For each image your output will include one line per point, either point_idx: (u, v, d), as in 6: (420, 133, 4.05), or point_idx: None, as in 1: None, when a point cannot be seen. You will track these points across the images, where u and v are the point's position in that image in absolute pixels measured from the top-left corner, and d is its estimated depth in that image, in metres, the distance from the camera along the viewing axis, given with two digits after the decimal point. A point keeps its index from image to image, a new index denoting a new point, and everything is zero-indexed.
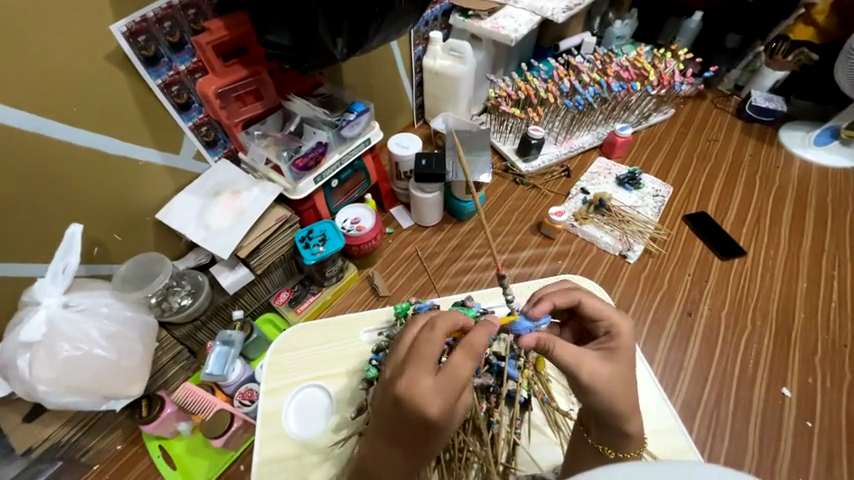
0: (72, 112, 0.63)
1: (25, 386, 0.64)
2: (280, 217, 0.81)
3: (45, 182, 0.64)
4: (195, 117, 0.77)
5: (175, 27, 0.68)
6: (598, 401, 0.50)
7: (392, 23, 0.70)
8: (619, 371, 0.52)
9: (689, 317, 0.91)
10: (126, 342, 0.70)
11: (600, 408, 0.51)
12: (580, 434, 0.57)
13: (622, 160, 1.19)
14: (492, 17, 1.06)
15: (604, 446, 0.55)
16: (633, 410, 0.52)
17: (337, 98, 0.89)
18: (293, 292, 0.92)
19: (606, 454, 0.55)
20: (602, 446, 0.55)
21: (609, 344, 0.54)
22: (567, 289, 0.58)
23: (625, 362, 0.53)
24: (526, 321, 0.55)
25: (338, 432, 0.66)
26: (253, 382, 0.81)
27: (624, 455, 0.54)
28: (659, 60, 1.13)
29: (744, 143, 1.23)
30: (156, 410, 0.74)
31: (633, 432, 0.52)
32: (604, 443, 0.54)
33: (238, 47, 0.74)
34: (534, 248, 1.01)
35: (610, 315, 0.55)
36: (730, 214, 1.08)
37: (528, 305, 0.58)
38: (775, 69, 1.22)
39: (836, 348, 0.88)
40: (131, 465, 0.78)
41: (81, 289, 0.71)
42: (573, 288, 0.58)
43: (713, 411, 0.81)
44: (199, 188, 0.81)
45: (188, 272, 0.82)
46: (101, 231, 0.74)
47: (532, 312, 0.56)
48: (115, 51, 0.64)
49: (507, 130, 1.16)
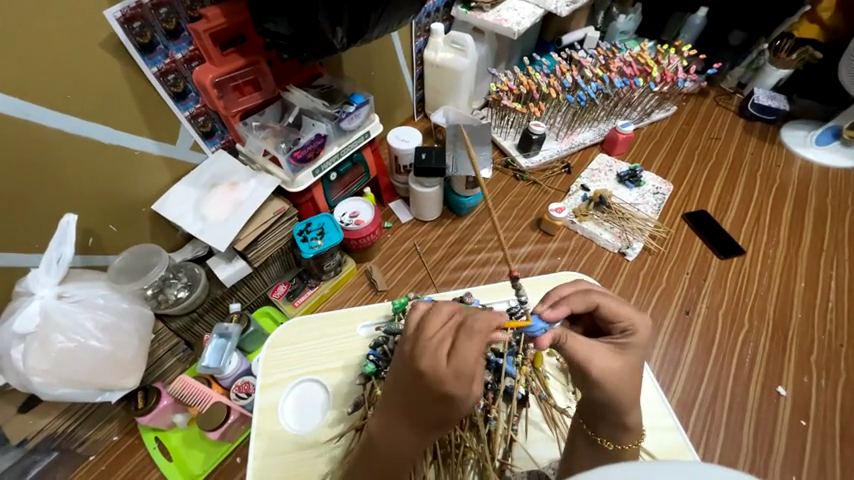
0: (65, 99, 0.62)
1: (18, 377, 0.63)
2: (279, 209, 0.81)
3: (38, 171, 0.63)
4: (191, 107, 0.76)
5: (171, 14, 0.67)
6: (605, 395, 0.50)
7: (393, 13, 0.68)
8: (622, 368, 0.52)
9: (687, 316, 0.92)
10: (121, 334, 0.70)
11: (595, 401, 0.51)
12: (577, 424, 0.57)
13: (623, 157, 1.18)
14: (495, 10, 1.04)
15: (601, 437, 0.54)
16: (632, 403, 0.52)
17: (337, 90, 0.88)
18: (291, 286, 0.91)
19: (604, 446, 0.54)
20: (599, 437, 0.54)
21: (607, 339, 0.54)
22: (583, 291, 0.56)
23: (633, 358, 0.53)
24: (538, 321, 0.52)
25: (334, 427, 0.66)
26: (250, 375, 0.81)
27: (622, 446, 0.54)
28: (662, 56, 1.12)
29: (745, 141, 1.22)
30: (153, 400, 0.75)
31: (632, 424, 0.53)
32: (601, 434, 0.54)
33: (237, 36, 0.73)
34: (534, 244, 1.01)
35: (630, 315, 0.55)
36: (730, 212, 1.08)
37: (544, 306, 0.56)
38: (778, 67, 1.21)
39: (832, 347, 0.89)
40: (126, 456, 0.77)
41: (75, 280, 0.70)
42: (589, 290, 0.56)
43: (708, 408, 0.81)
44: (196, 180, 0.80)
45: (185, 264, 0.81)
46: (96, 222, 0.74)
47: (547, 314, 0.53)
48: (109, 38, 0.62)
49: (508, 125, 1.16)
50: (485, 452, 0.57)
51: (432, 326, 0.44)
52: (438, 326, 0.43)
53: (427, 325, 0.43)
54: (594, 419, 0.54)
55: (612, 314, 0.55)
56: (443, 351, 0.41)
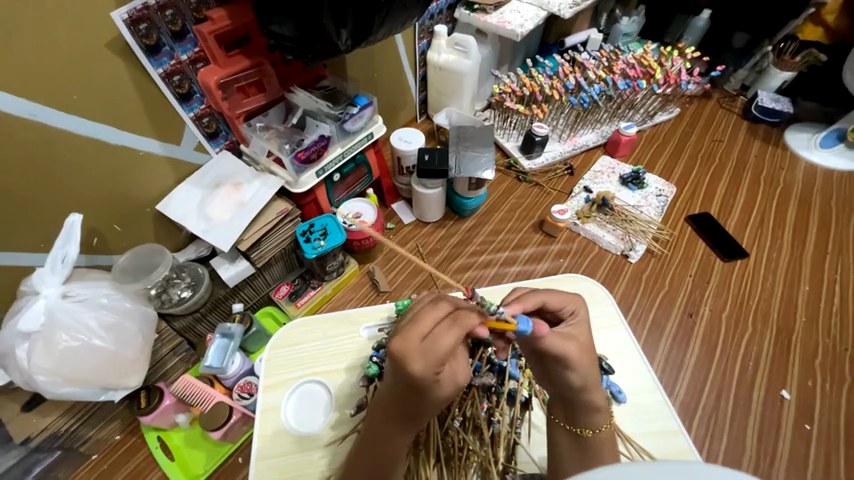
0: (72, 100, 0.62)
1: (23, 376, 0.64)
2: (282, 210, 0.81)
3: (44, 171, 0.64)
4: (196, 108, 0.76)
5: (176, 16, 0.67)
6: (579, 376, 0.52)
7: (397, 15, 0.69)
8: None
9: (690, 318, 0.91)
10: (125, 333, 0.70)
11: (588, 392, 0.52)
12: (552, 423, 0.57)
13: (626, 159, 1.18)
14: (498, 12, 1.05)
15: (579, 427, 0.54)
16: None
17: (341, 91, 0.87)
18: (293, 286, 0.92)
19: (585, 435, 0.54)
20: (570, 426, 0.55)
21: None
22: (522, 297, 0.56)
23: None
24: (529, 321, 0.49)
25: (336, 428, 0.66)
26: (253, 375, 0.81)
27: (599, 429, 0.53)
28: (666, 59, 1.12)
29: (749, 144, 1.22)
30: (156, 400, 0.75)
31: (601, 404, 0.53)
32: (579, 423, 0.54)
33: (241, 37, 0.73)
34: (536, 247, 1.01)
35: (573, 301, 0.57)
36: (733, 215, 1.07)
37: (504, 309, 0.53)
38: (784, 70, 1.21)
39: (836, 352, 0.88)
40: (128, 456, 0.77)
41: (80, 279, 0.70)
42: (526, 294, 0.56)
43: (712, 411, 0.81)
44: (200, 181, 0.80)
45: (188, 264, 0.82)
46: (101, 223, 0.74)
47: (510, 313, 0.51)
48: (116, 39, 0.63)
49: (511, 127, 1.16)
50: (488, 456, 0.58)
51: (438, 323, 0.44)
52: (429, 315, 0.43)
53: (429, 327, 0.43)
54: (572, 411, 0.54)
55: (556, 301, 0.56)
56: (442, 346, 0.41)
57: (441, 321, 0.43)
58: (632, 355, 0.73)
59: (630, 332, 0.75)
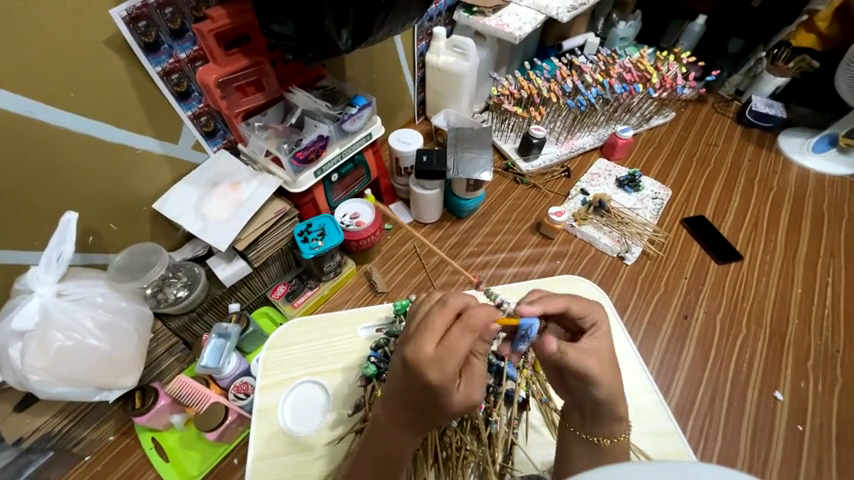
0: (69, 97, 0.62)
1: (16, 376, 0.63)
2: (279, 210, 0.81)
3: (40, 169, 0.63)
4: (194, 107, 0.76)
5: (176, 14, 0.67)
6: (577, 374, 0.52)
7: (398, 16, 0.69)
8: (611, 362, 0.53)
9: (685, 320, 0.92)
10: (120, 332, 0.70)
11: (590, 394, 0.52)
12: (567, 431, 0.57)
13: (622, 162, 1.19)
14: (497, 14, 1.05)
15: (596, 436, 0.54)
16: (618, 395, 0.53)
17: (339, 91, 0.88)
18: (290, 286, 0.92)
19: (603, 444, 0.54)
20: (585, 434, 0.55)
21: (594, 337, 0.55)
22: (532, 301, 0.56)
23: (603, 346, 0.55)
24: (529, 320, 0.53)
25: (334, 429, 0.65)
26: (249, 376, 0.80)
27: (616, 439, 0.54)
28: (662, 63, 1.13)
29: (743, 147, 1.24)
30: (150, 401, 0.74)
31: (601, 405, 0.53)
32: (597, 432, 0.54)
33: (241, 36, 0.73)
34: (533, 248, 1.01)
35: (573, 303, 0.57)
36: (728, 218, 1.09)
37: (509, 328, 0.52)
38: (775, 76, 1.22)
39: (829, 354, 0.89)
40: (122, 457, 0.77)
41: (75, 278, 0.70)
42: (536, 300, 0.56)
43: (707, 412, 0.82)
44: (197, 180, 0.80)
45: (185, 264, 0.81)
46: (96, 221, 0.73)
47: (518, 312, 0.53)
48: (115, 37, 0.62)
49: (509, 129, 1.16)
50: (486, 456, 0.58)
51: (448, 326, 0.44)
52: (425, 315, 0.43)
53: (429, 329, 0.43)
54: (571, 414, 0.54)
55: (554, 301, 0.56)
56: (442, 347, 0.41)
57: (442, 322, 0.43)
58: (629, 357, 0.73)
59: (626, 334, 0.76)
